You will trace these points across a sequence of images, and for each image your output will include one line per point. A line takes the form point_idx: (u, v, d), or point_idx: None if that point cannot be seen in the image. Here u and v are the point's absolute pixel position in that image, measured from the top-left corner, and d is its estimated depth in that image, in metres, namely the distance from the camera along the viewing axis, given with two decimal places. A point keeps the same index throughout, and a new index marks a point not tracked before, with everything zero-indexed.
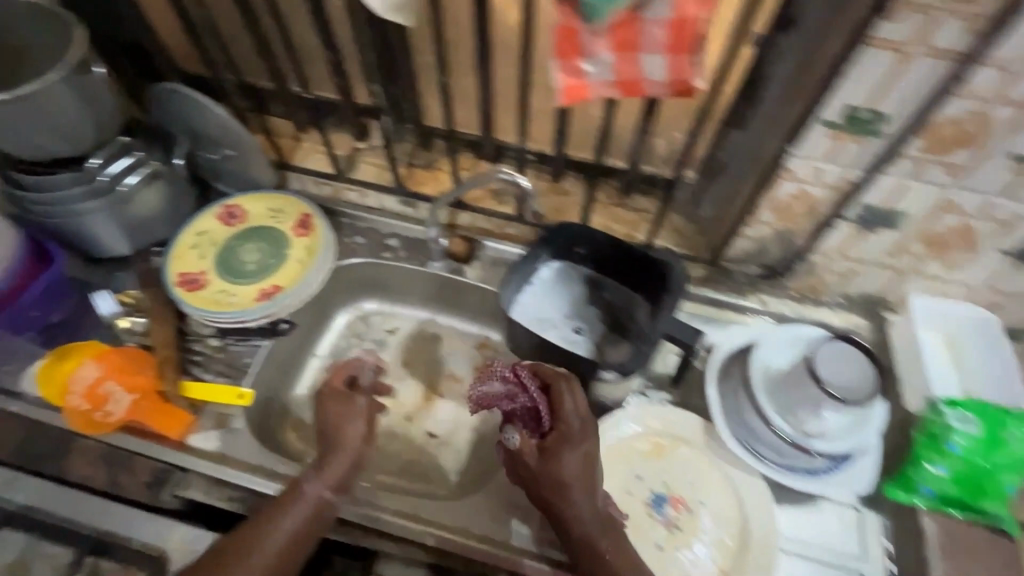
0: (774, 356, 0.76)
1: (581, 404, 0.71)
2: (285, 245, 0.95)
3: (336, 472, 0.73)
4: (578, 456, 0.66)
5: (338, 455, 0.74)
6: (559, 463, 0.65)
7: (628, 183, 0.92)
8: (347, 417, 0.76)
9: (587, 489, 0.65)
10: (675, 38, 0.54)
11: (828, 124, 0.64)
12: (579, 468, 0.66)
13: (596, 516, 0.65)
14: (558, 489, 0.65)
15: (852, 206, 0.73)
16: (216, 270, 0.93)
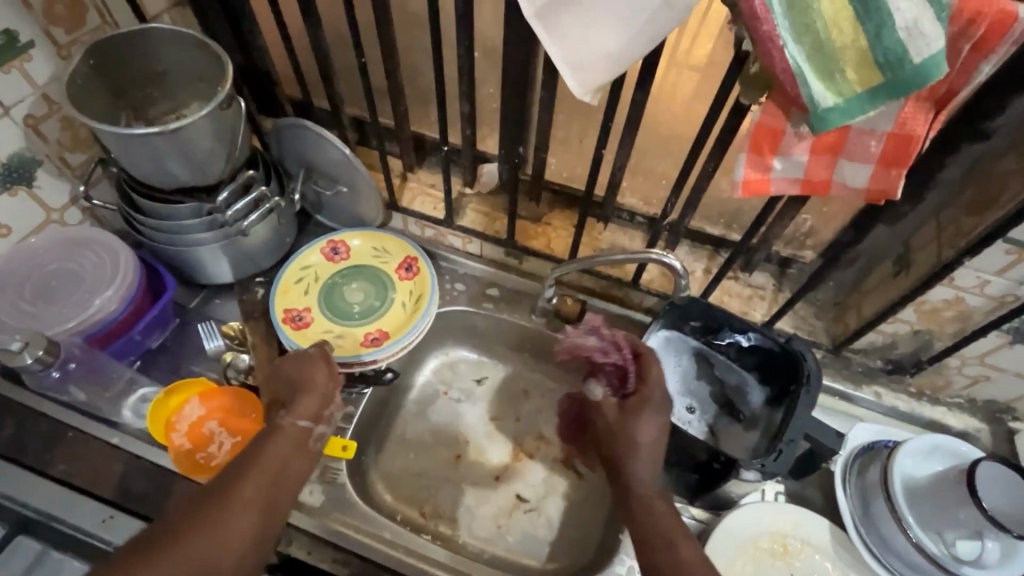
0: (915, 466, 0.73)
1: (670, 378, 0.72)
2: (391, 290, 0.95)
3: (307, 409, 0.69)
4: (657, 422, 0.69)
5: (304, 398, 0.70)
6: (637, 421, 0.69)
7: (749, 259, 0.90)
8: (308, 364, 0.73)
9: (654, 460, 0.68)
10: (890, 152, 0.52)
11: (1010, 242, 0.62)
12: (644, 428, 0.69)
13: (647, 470, 0.67)
14: (627, 445, 0.68)
15: (1010, 320, 0.70)
16: (322, 309, 0.93)
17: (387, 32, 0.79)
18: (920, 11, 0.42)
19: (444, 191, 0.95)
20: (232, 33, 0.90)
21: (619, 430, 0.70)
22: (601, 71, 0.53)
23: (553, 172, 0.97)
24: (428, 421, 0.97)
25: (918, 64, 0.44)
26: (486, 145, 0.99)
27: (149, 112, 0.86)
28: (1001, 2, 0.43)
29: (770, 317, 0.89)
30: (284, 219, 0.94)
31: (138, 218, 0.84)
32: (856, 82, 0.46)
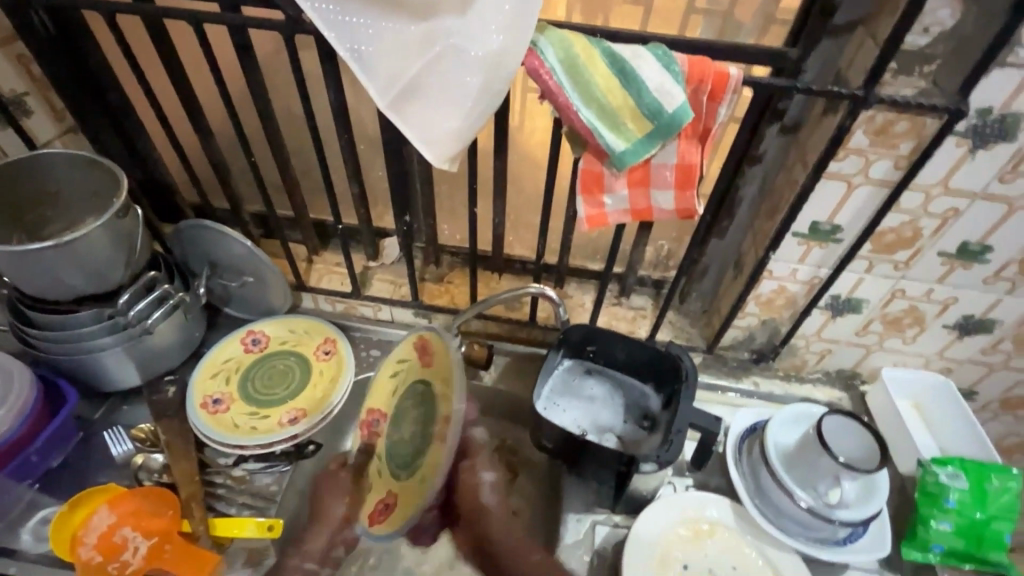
0: (783, 435, 0.85)
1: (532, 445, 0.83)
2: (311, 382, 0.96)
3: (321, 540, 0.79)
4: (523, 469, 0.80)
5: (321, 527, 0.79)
6: (491, 469, 0.84)
7: (625, 284, 1.04)
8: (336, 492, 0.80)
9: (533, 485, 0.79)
10: (681, 178, 0.67)
11: (796, 234, 0.78)
12: (477, 488, 0.82)
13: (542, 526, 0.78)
14: (497, 505, 0.80)
15: (823, 298, 0.87)
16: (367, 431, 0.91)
17: (275, 134, 0.89)
18: (662, 77, 0.59)
19: (348, 266, 1.02)
20: (125, 153, 0.96)
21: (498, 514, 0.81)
22: (450, 144, 0.64)
23: (446, 235, 1.09)
24: None
25: (672, 113, 0.59)
26: (383, 221, 1.09)
27: (42, 232, 0.89)
28: (716, 67, 0.60)
29: (651, 331, 1.02)
30: (190, 315, 0.96)
31: (33, 336, 0.84)
32: (637, 131, 0.62)
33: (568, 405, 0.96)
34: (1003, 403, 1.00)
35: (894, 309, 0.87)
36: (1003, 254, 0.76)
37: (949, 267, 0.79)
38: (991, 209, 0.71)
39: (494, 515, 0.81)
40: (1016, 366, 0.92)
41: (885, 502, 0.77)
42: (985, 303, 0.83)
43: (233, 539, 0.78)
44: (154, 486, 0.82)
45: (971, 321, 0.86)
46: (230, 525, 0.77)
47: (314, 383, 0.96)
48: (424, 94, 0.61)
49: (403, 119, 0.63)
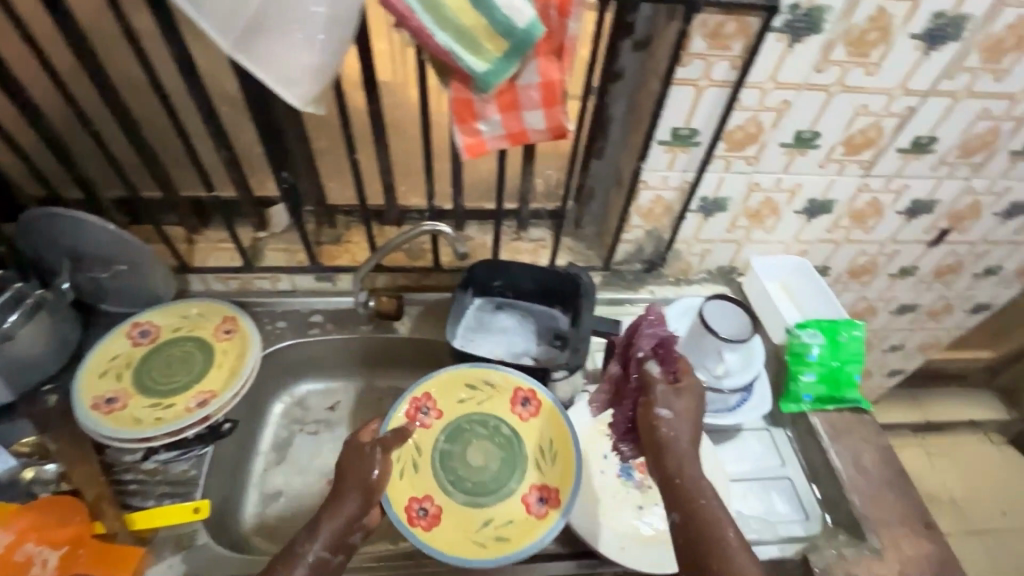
0: (674, 327, 0.94)
1: (679, 407, 0.75)
2: (500, 419, 0.89)
3: (331, 531, 0.70)
4: (688, 411, 0.75)
5: (333, 512, 0.71)
6: (683, 412, 0.75)
7: (522, 218, 1.08)
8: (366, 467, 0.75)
9: (691, 422, 0.75)
10: (547, 96, 0.70)
11: (661, 142, 0.85)
12: (681, 420, 0.74)
13: (662, 477, 0.72)
14: (685, 458, 0.72)
15: (694, 201, 0.95)
16: (442, 437, 0.88)
17: (117, 102, 0.81)
18: None
19: (233, 239, 0.97)
20: None
21: (677, 423, 0.74)
22: (307, 82, 0.62)
23: (337, 194, 1.05)
24: (290, 463, 0.98)
25: (524, 28, 0.61)
26: (265, 189, 1.04)
27: None
28: None
29: (553, 258, 1.07)
30: (58, 315, 0.88)
31: None
32: (495, 50, 0.63)
33: (483, 339, 1.00)
34: (850, 273, 1.17)
35: (753, 203, 0.97)
36: (830, 138, 0.88)
37: (791, 156, 0.90)
38: (814, 96, 0.81)
39: (685, 455, 0.72)
40: (854, 238, 1.07)
41: (761, 365, 0.89)
42: (823, 185, 0.96)
43: (157, 530, 0.75)
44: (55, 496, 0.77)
45: (815, 204, 0.99)
46: (151, 516, 0.75)
47: (219, 364, 0.92)
48: (268, 30, 0.58)
49: (253, 60, 0.60)
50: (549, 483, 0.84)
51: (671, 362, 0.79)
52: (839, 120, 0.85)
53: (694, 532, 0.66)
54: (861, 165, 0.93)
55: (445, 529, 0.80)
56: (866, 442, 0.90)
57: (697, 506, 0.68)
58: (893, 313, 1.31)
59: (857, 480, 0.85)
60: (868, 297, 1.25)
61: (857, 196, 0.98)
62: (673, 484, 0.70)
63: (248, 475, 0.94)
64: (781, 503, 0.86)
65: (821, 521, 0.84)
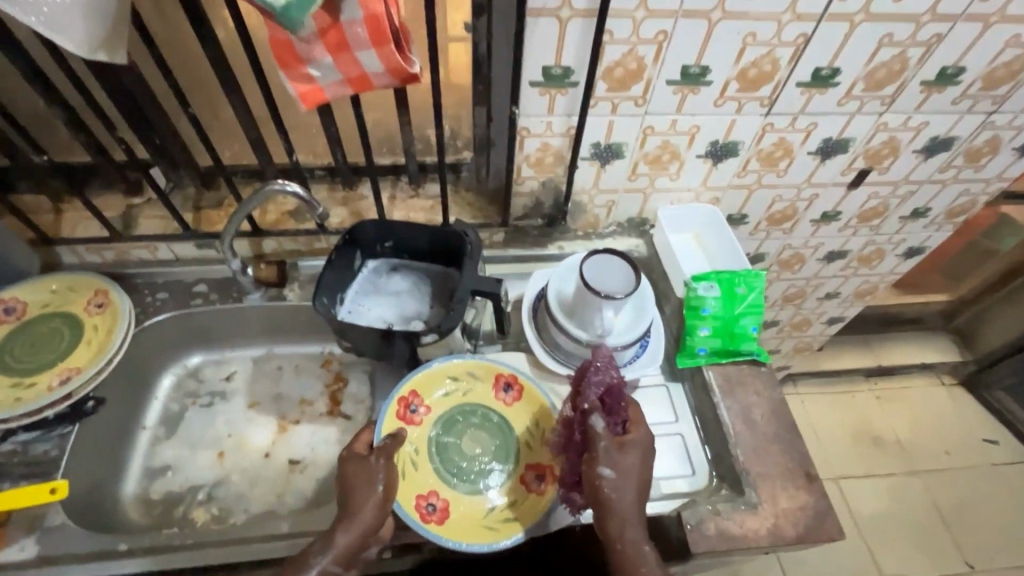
0: (563, 284, 0.90)
1: (627, 461, 0.71)
2: (488, 407, 0.84)
3: (343, 546, 0.66)
4: (638, 460, 0.71)
5: (349, 524, 0.67)
6: (631, 466, 0.70)
7: (414, 173, 1.01)
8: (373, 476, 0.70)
9: (634, 480, 0.70)
10: (375, 34, 0.63)
11: (532, 83, 0.77)
12: (626, 476, 0.70)
13: (605, 534, 0.69)
14: (620, 518, 0.68)
15: (584, 148, 0.89)
16: (435, 430, 0.82)
17: None
18: None
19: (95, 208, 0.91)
20: None
21: (622, 485, 0.69)
22: (81, 23, 0.55)
23: (214, 156, 0.98)
24: (180, 437, 0.95)
25: None
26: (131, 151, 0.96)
27: None
28: None
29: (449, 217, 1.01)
30: None
31: None
32: None
33: (373, 303, 0.96)
34: (769, 220, 1.11)
35: (650, 148, 0.91)
36: (722, 73, 0.80)
37: (682, 95, 0.83)
38: (693, 24, 0.74)
39: (628, 516, 0.68)
40: (768, 182, 1.01)
41: (649, 322, 0.84)
42: (723, 126, 0.89)
43: (11, 512, 0.73)
44: None
45: (718, 147, 0.92)
46: (1, 498, 0.72)
47: (87, 340, 0.88)
48: None
49: None
50: (543, 461, 0.81)
51: (616, 412, 0.75)
52: (728, 51, 0.78)
53: None
54: (760, 102, 0.86)
55: (458, 518, 0.76)
56: (759, 396, 0.87)
57: (639, 567, 0.66)
58: (822, 260, 1.26)
59: (744, 434, 0.84)
60: (794, 245, 1.20)
61: (763, 137, 0.92)
62: (618, 543, 0.68)
63: (133, 450, 0.92)
64: (669, 459, 0.84)
65: (706, 476, 0.83)
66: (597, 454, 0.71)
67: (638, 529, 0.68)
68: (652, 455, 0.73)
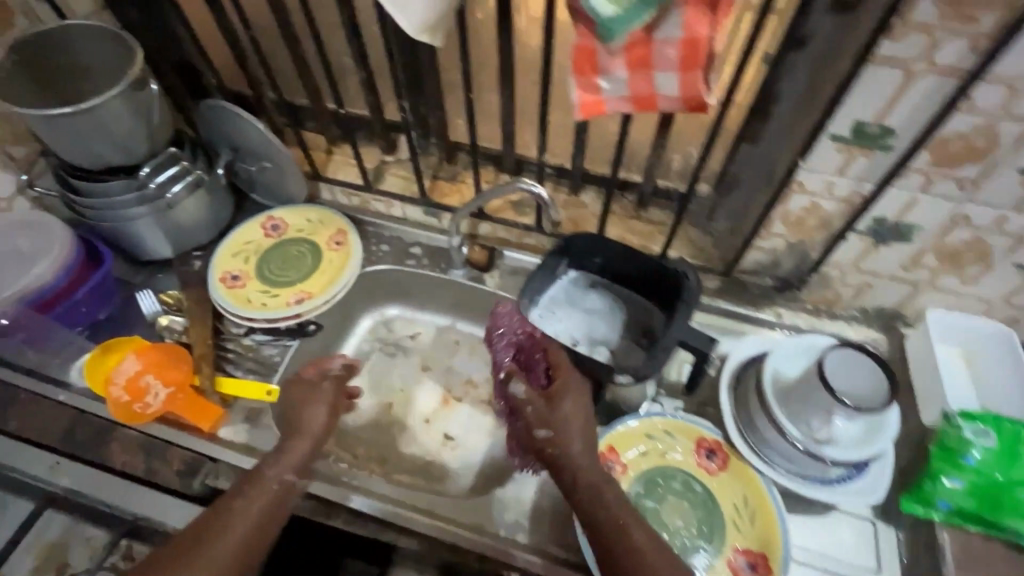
0: (785, 365, 0.77)
1: (579, 406, 0.72)
2: (691, 473, 0.75)
3: (298, 456, 0.74)
4: (574, 406, 0.71)
5: (296, 440, 0.75)
6: (564, 418, 0.70)
7: (644, 195, 0.96)
8: (314, 401, 0.80)
9: (581, 428, 0.70)
10: (686, 57, 0.58)
11: (834, 138, 0.66)
12: (579, 421, 0.70)
13: (571, 484, 0.67)
14: (562, 464, 0.68)
15: (863, 220, 0.75)
16: (636, 489, 0.74)
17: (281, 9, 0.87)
18: None
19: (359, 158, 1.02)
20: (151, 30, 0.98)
21: (558, 437, 0.69)
22: (423, 6, 0.59)
23: (463, 134, 1.04)
24: (363, 376, 1.04)
25: None
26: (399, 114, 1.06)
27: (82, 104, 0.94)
28: None
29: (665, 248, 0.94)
30: (215, 195, 1.01)
31: (74, 201, 0.91)
32: None
33: (565, 313, 0.94)
34: None
35: (952, 240, 0.73)
36: None
37: None
38: None
39: (579, 465, 0.67)
40: None
41: (886, 446, 0.70)
42: None
43: (237, 399, 0.87)
44: (175, 343, 0.92)
45: None
46: (235, 385, 0.87)
47: (323, 270, 1.00)
48: None
49: None
50: (753, 545, 0.71)
51: (536, 366, 0.85)
52: None
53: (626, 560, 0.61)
54: None
55: None
56: None
57: (625, 525, 0.63)
58: None
59: None
60: None
61: None
62: (572, 492, 0.67)
63: None
64: None
65: None
66: (533, 409, 0.72)
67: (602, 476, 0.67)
68: (582, 395, 0.73)
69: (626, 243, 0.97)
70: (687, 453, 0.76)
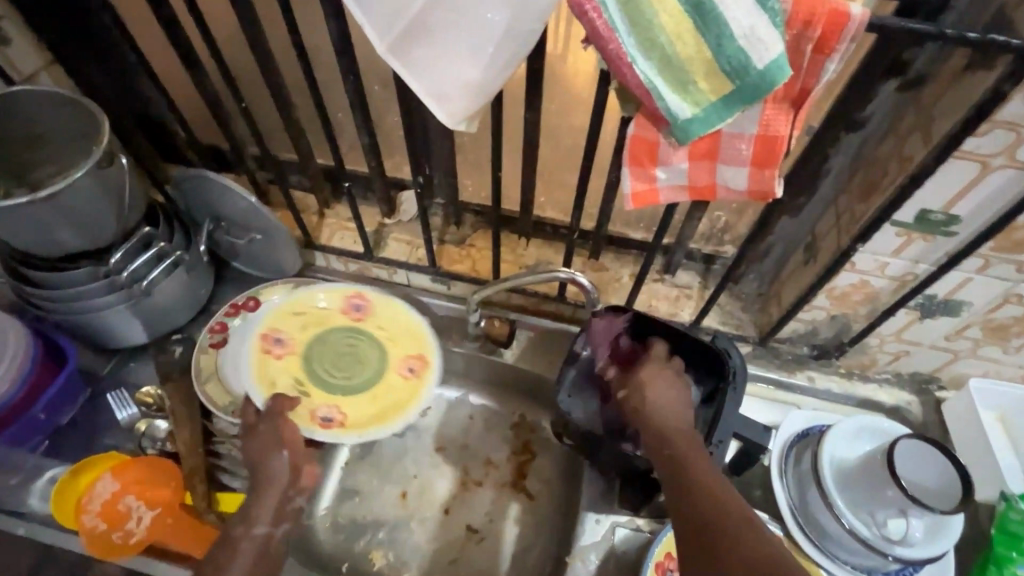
0: (842, 449, 0.74)
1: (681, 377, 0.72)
2: None
3: (269, 507, 0.65)
4: (671, 381, 0.70)
5: (262, 495, 0.66)
6: (669, 385, 0.70)
7: (672, 259, 0.90)
8: (270, 448, 0.69)
9: (673, 382, 0.71)
10: (761, 153, 0.53)
11: (896, 223, 0.63)
12: (668, 397, 0.69)
13: (676, 442, 0.64)
14: (652, 420, 0.67)
15: (914, 298, 0.72)
16: None
17: (272, 70, 0.77)
18: (753, 20, 0.43)
19: (359, 224, 0.92)
20: (114, 88, 0.86)
21: (663, 379, 0.70)
22: (465, 99, 0.50)
23: (473, 194, 0.96)
24: (370, 463, 0.94)
25: (762, 70, 0.44)
26: (400, 173, 0.97)
27: (31, 176, 0.81)
28: (831, 3, 0.43)
29: (696, 316, 0.89)
30: (194, 272, 0.90)
31: (29, 292, 0.78)
32: (710, 92, 0.47)
33: None
34: None
35: (1002, 316, 0.71)
36: None
37: None
38: None
39: (676, 423, 0.66)
40: None
41: (952, 544, 0.68)
42: None
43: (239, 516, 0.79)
44: (158, 454, 0.82)
45: None
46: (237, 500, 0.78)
47: (364, 396, 0.84)
48: (433, 35, 0.47)
49: (406, 70, 0.50)
50: None
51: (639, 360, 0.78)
52: None
53: (720, 528, 0.54)
54: None
55: None
56: None
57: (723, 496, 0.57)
58: None
59: None
60: None
61: None
62: (670, 450, 0.63)
63: (332, 464, 0.92)
64: None
65: None
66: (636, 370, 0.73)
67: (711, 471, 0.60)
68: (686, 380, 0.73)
69: (654, 310, 0.92)
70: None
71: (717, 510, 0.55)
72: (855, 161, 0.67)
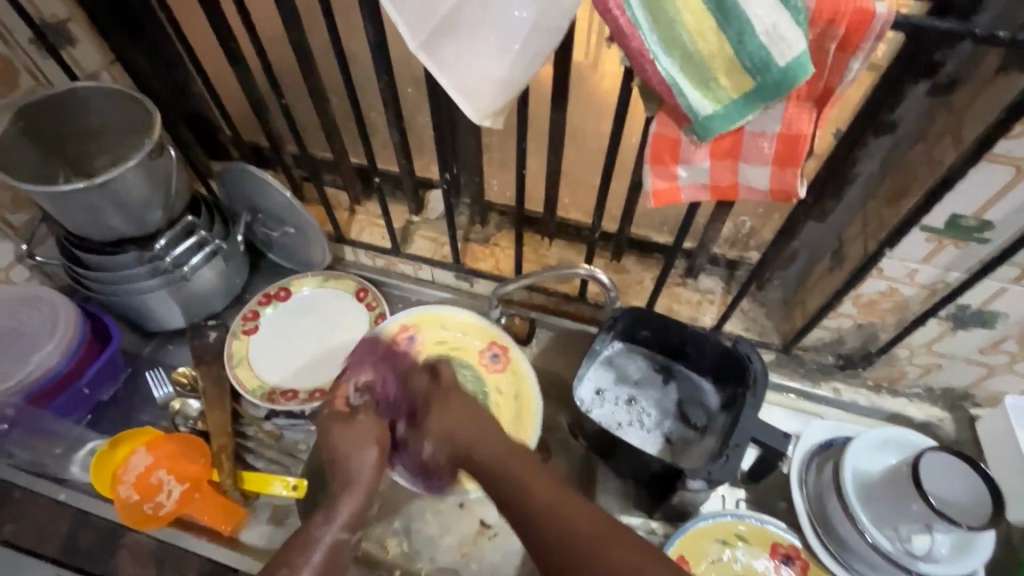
0: (866, 461, 0.72)
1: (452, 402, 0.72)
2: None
3: (351, 509, 0.66)
4: (436, 418, 0.71)
5: (352, 490, 0.67)
6: (436, 421, 0.70)
7: (695, 262, 0.90)
8: (363, 443, 0.70)
9: (434, 415, 0.71)
10: (784, 153, 0.53)
11: (925, 228, 0.62)
12: (455, 416, 0.70)
13: (504, 454, 0.65)
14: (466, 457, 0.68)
15: (945, 307, 0.70)
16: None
17: (311, 70, 0.81)
18: (776, 17, 0.43)
19: (387, 221, 0.94)
20: (166, 86, 0.92)
21: (439, 392, 0.73)
22: (492, 95, 0.52)
23: (498, 195, 0.98)
24: None
25: (784, 67, 0.45)
26: (428, 172, 0.99)
27: (88, 167, 0.87)
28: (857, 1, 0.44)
29: (717, 320, 0.88)
30: (231, 262, 0.94)
31: (81, 274, 0.83)
32: (731, 89, 0.48)
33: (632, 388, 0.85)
34: None
35: None
36: None
37: None
38: None
39: (478, 444, 0.67)
40: None
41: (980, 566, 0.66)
42: None
43: (260, 495, 0.80)
44: (190, 432, 0.85)
45: None
46: (258, 481, 0.79)
47: None
48: (463, 33, 0.50)
49: (437, 66, 0.52)
50: None
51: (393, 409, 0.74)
52: None
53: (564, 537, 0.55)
54: None
55: None
56: None
57: (558, 508, 0.57)
58: None
59: None
60: None
61: None
62: (500, 480, 0.63)
63: None
64: None
65: None
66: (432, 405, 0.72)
67: (520, 465, 0.63)
68: (446, 405, 0.72)
69: (675, 314, 0.91)
70: (757, 557, 0.73)
71: (594, 539, 0.54)
72: (884, 165, 0.66)
